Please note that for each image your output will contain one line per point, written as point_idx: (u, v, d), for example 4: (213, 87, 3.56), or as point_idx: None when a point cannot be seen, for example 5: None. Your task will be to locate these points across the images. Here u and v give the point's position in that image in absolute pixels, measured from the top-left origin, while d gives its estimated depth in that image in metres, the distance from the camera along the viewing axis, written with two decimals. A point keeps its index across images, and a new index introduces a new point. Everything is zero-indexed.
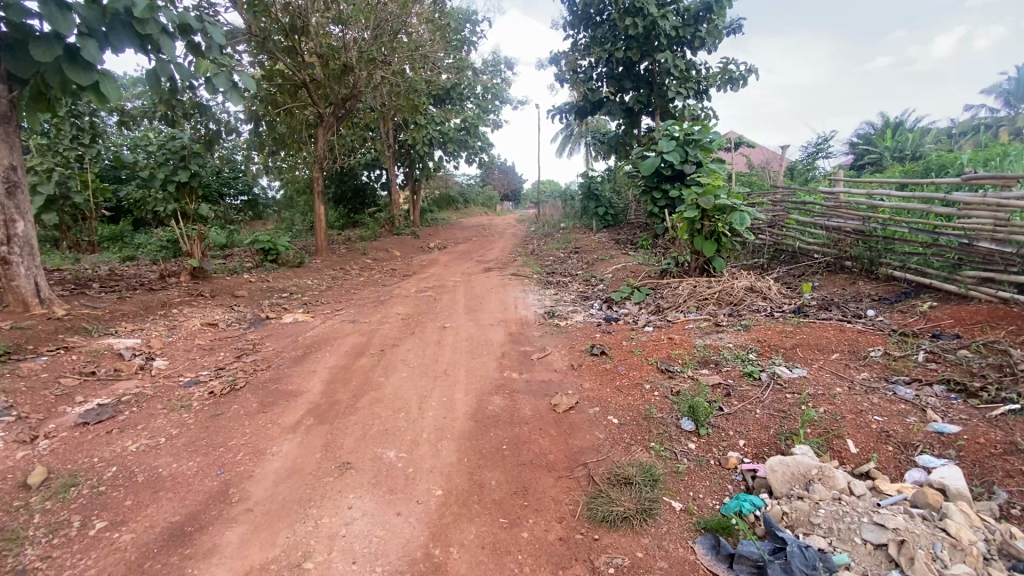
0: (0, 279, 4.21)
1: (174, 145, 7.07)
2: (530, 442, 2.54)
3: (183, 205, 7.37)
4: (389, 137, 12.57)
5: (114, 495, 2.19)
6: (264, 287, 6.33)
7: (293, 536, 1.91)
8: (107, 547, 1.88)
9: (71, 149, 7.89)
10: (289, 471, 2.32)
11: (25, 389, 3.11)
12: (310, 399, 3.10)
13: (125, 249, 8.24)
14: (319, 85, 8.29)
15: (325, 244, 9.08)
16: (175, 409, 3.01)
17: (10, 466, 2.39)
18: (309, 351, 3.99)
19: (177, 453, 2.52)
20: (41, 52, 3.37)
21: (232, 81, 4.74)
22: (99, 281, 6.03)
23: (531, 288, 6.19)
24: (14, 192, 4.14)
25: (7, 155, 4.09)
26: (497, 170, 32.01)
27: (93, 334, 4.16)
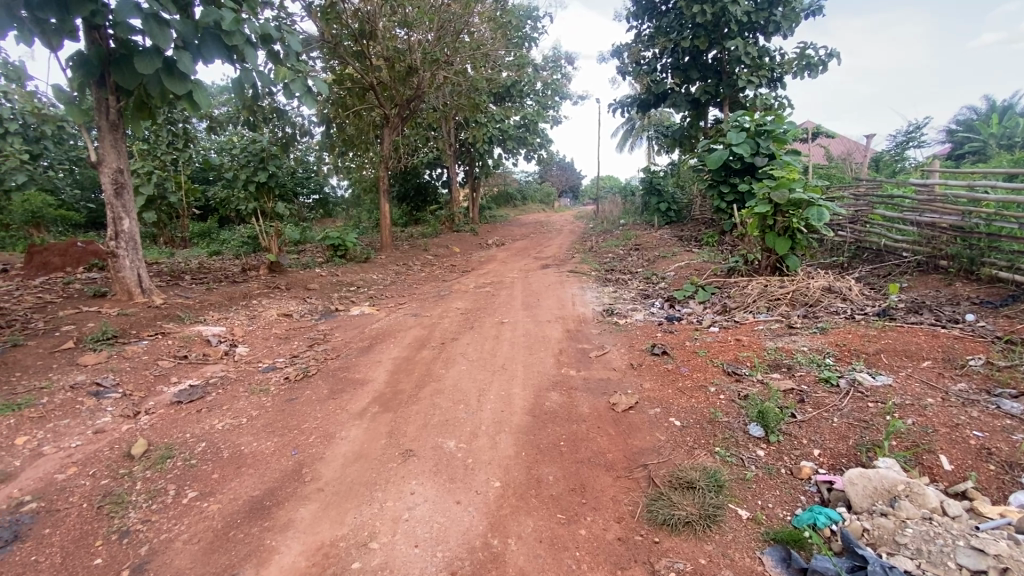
0: (110, 271, 4.74)
1: (254, 147, 7.58)
2: (588, 440, 2.51)
3: (262, 204, 7.90)
4: (451, 136, 12.85)
5: (203, 468, 2.39)
6: (335, 281, 6.67)
7: (360, 516, 2.01)
8: (197, 515, 2.06)
9: (167, 154, 8.71)
10: (356, 455, 2.44)
11: (130, 369, 3.50)
12: (376, 388, 3.24)
13: (211, 244, 8.98)
14: (386, 87, 8.62)
15: (389, 240, 9.44)
16: (255, 392, 3.25)
17: (118, 438, 2.68)
18: (375, 342, 4.17)
19: (257, 433, 2.71)
20: (144, 64, 3.75)
21: (307, 87, 5.07)
22: (190, 274, 6.59)
23: (590, 285, 6.12)
24: (121, 192, 4.62)
25: (116, 160, 4.57)
26: (555, 166, 31.86)
27: (185, 321, 4.58)
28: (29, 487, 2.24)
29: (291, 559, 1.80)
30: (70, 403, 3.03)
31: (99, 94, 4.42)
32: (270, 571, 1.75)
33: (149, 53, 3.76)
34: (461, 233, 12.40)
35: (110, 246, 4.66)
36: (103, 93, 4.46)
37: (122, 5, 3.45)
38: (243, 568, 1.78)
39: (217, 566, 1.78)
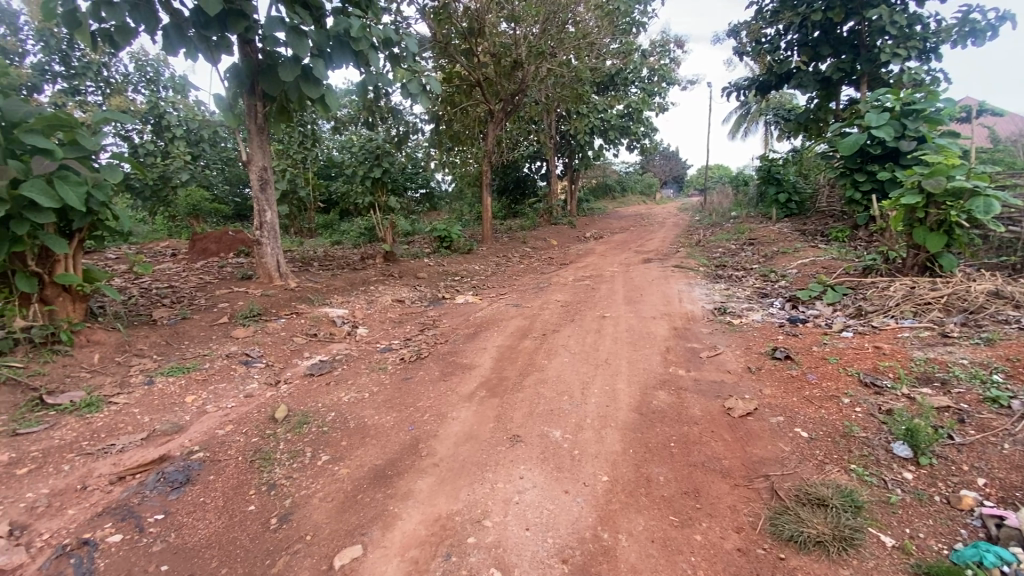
0: (255, 257, 5.41)
1: (371, 145, 8.18)
2: (701, 444, 2.39)
3: (377, 197, 8.52)
4: (552, 128, 12.84)
5: (334, 435, 2.65)
6: (441, 271, 7.01)
7: (473, 494, 2.10)
8: (330, 477, 2.29)
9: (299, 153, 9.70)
10: (466, 436, 2.55)
11: (272, 343, 3.98)
12: (481, 373, 3.36)
13: (334, 234, 9.87)
14: (491, 82, 8.82)
15: (491, 232, 9.70)
16: (374, 370, 3.53)
17: (264, 402, 3.07)
18: (480, 330, 4.32)
19: (377, 407, 2.95)
20: (287, 72, 4.21)
21: (422, 86, 5.38)
22: (318, 261, 7.31)
23: (698, 281, 5.80)
24: (266, 187, 5.24)
25: (262, 159, 5.19)
26: (658, 156, 30.53)
27: (314, 302, 5.09)
28: (197, 438, 2.65)
29: (413, 527, 1.93)
30: (226, 369, 3.53)
31: (250, 101, 5.04)
32: (394, 535, 1.90)
33: (291, 62, 4.22)
34: (560, 226, 12.38)
35: (256, 235, 5.31)
36: (252, 99, 5.07)
37: (271, 20, 3.89)
38: (370, 529, 1.94)
39: (349, 524, 1.97)
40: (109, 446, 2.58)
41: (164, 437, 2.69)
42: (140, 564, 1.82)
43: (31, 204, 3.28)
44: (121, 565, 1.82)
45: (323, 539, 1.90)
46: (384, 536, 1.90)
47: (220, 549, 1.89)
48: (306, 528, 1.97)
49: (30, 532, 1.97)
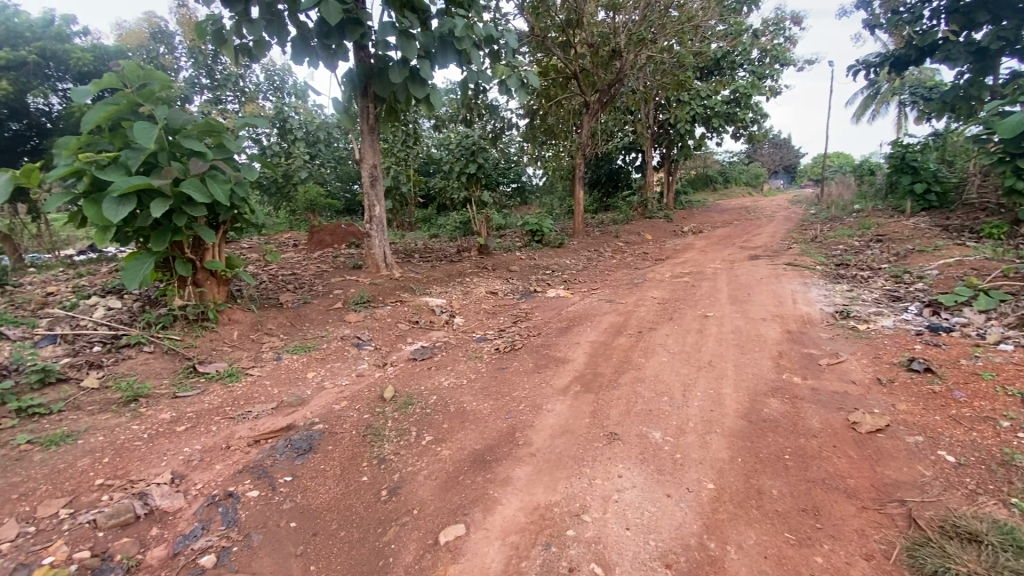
0: (365, 248, 5.84)
1: (468, 141, 8.45)
2: (820, 459, 2.19)
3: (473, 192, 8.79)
4: (650, 118, 12.32)
5: (436, 417, 2.79)
6: (533, 264, 7.07)
7: (571, 487, 2.11)
8: (434, 457, 2.41)
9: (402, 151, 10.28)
10: (562, 429, 2.56)
11: (380, 329, 4.28)
12: (576, 367, 3.35)
13: (432, 227, 10.34)
14: (588, 74, 8.68)
15: (582, 226, 9.59)
16: (471, 358, 3.65)
17: (373, 381, 3.32)
18: (574, 324, 4.30)
19: (475, 393, 3.06)
20: (397, 74, 4.47)
21: (520, 81, 5.44)
22: (418, 253, 7.72)
23: (815, 281, 5.27)
24: (375, 184, 5.62)
25: (372, 157, 5.57)
26: (767, 144, 28.15)
27: (416, 292, 5.38)
28: (318, 411, 2.92)
29: (512, 512, 1.99)
30: (341, 350, 3.86)
31: (363, 104, 5.42)
32: (495, 518, 1.96)
33: (401, 64, 4.47)
34: (655, 220, 11.91)
35: (366, 227, 5.72)
36: (365, 101, 5.44)
37: (384, 26, 4.15)
38: (472, 510, 2.02)
39: (452, 503, 2.07)
40: (247, 412, 2.94)
41: (291, 408, 3.01)
42: (273, 518, 2.05)
43: (189, 200, 3.80)
44: (259, 516, 2.06)
45: (429, 514, 2.02)
46: (486, 518, 1.97)
47: (338, 513, 2.07)
48: (413, 502, 2.09)
49: (187, 480, 2.29)
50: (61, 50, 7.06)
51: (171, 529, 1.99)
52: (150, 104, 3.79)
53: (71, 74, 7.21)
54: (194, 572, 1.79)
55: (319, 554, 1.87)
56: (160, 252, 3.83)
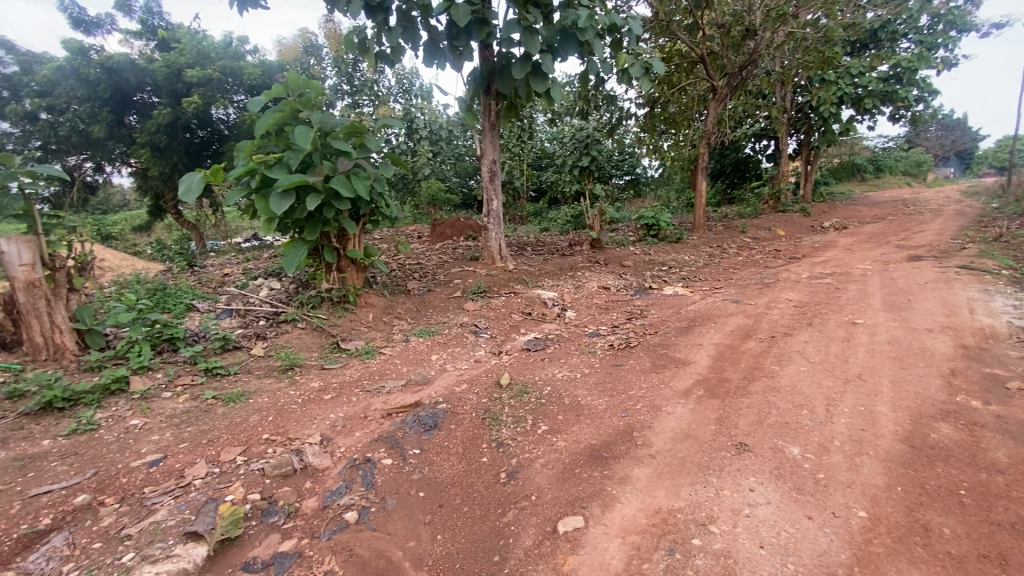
0: (482, 240, 6.07)
1: (581, 134, 8.32)
2: (1009, 500, 1.84)
3: (584, 185, 8.64)
4: (787, 101, 11.14)
5: (551, 408, 2.82)
6: (648, 260, 6.81)
7: (696, 495, 2.01)
8: (550, 447, 2.44)
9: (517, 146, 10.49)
10: (685, 434, 2.44)
11: (496, 318, 4.43)
12: (698, 370, 3.17)
13: (544, 221, 10.43)
14: (716, 57, 8.10)
15: (703, 221, 9.03)
16: (585, 353, 3.63)
17: (490, 368, 3.44)
18: (694, 325, 4.06)
19: (590, 388, 3.03)
20: (519, 70, 4.56)
21: (644, 68, 5.24)
22: (531, 246, 7.85)
23: (1000, 288, 4.41)
24: (494, 178, 5.80)
25: (492, 152, 5.75)
26: (934, 125, 24.00)
27: (529, 284, 5.47)
28: (440, 391, 3.10)
29: (632, 512, 1.95)
30: (460, 337, 4.07)
31: (486, 101, 5.62)
32: (614, 515, 1.94)
33: (523, 60, 4.56)
34: (788, 214, 10.79)
35: (484, 221, 5.93)
36: (488, 99, 5.64)
37: (509, 23, 4.24)
38: (590, 504, 2.02)
39: (570, 495, 2.08)
40: (380, 387, 3.23)
41: (417, 387, 3.25)
42: (404, 486, 2.22)
43: (336, 195, 4.25)
44: (393, 482, 2.24)
45: (547, 502, 2.05)
46: (605, 514, 1.96)
47: (461, 489, 2.20)
48: (530, 488, 2.15)
49: (333, 443, 2.57)
50: (237, 66, 8.26)
51: (321, 484, 2.25)
52: (307, 110, 4.28)
53: (244, 87, 8.49)
54: (340, 525, 2.00)
55: (446, 525, 2.00)
56: (312, 241, 4.34)
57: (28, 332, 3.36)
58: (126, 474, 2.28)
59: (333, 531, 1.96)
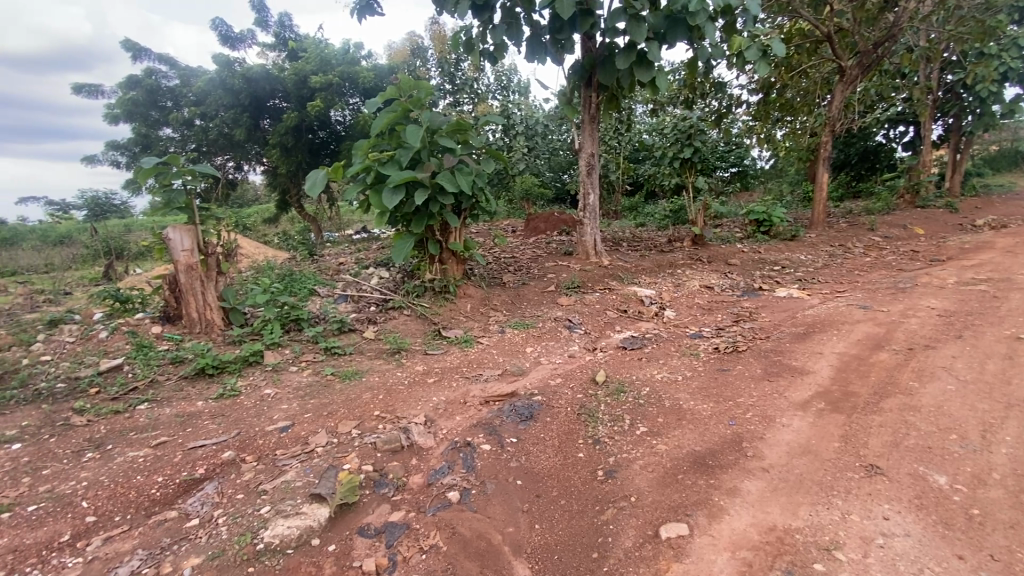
0: (577, 235, 6.00)
1: (683, 125, 7.66)
2: None
3: (684, 179, 8.08)
4: (931, 81, 9.71)
5: (651, 409, 2.72)
6: (757, 258, 6.32)
7: (816, 516, 1.84)
8: (650, 449, 2.37)
9: None
10: (802, 449, 2.24)
11: (591, 314, 4.38)
12: (818, 381, 2.89)
13: (641, 215, 10.08)
14: (845, 34, 7.27)
15: (823, 217, 8.18)
16: (687, 354, 3.46)
17: (586, 364, 3.41)
18: (812, 332, 3.70)
19: (693, 392, 2.89)
20: (623, 60, 4.43)
21: (762, 51, 4.84)
22: (628, 241, 7.63)
23: None
24: (591, 172, 5.72)
25: (590, 145, 5.66)
26: None
27: (625, 281, 5.33)
28: (536, 384, 3.13)
29: (743, 526, 1.84)
30: (555, 331, 4.08)
31: (587, 93, 5.55)
32: (722, 527, 1.84)
33: (627, 49, 4.42)
34: (929, 209, 9.43)
35: (580, 215, 5.86)
36: (589, 91, 5.55)
37: (614, 13, 4.13)
38: (695, 512, 1.93)
39: (672, 500, 2.01)
40: (479, 375, 3.34)
41: (513, 377, 3.31)
42: (503, 473, 2.28)
43: (441, 190, 4.44)
44: (492, 468, 2.31)
45: (647, 505, 2.00)
46: (711, 525, 1.86)
47: (558, 482, 2.21)
48: (629, 489, 2.10)
49: (436, 425, 2.70)
50: (354, 72, 8.94)
51: (426, 462, 2.38)
52: (417, 109, 4.52)
53: (359, 90, 9.15)
54: (443, 503, 2.11)
55: (544, 515, 2.03)
56: (418, 234, 4.59)
57: (186, 308, 3.92)
58: (262, 436, 2.59)
59: (437, 508, 2.07)
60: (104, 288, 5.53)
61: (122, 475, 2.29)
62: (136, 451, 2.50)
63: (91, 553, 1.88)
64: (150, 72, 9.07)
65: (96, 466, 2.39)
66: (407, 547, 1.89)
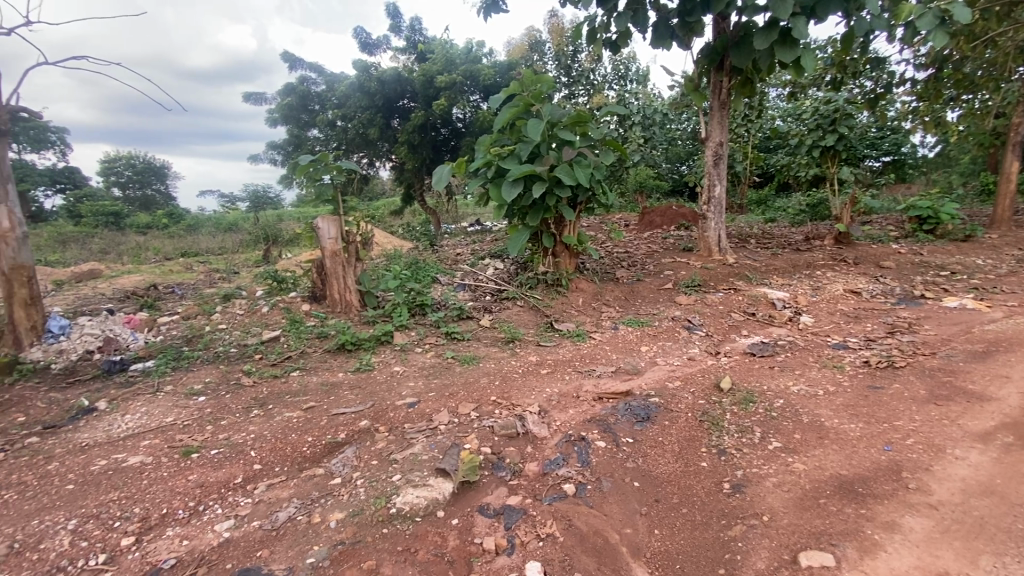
0: (699, 230, 5.64)
1: (827, 109, 6.83)
2: None
3: (825, 170, 7.22)
4: None
5: (784, 424, 2.49)
6: (918, 262, 5.45)
7: (1004, 571, 1.56)
8: (783, 466, 2.18)
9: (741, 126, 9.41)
10: (983, 490, 1.90)
11: (712, 315, 4.11)
12: (1004, 411, 2.42)
13: (770, 210, 9.21)
14: None
15: (1009, 214, 6.81)
16: (828, 367, 3.10)
17: (708, 368, 3.20)
18: (993, 351, 3.10)
19: (836, 409, 2.58)
20: (762, 40, 4.04)
21: (941, 18, 4.12)
22: (755, 238, 7.01)
23: None
24: (718, 163, 5.33)
25: (719, 134, 5.29)
26: None
27: (752, 281, 4.91)
28: (652, 384, 3.01)
29: (904, 567, 1.61)
30: (673, 331, 3.90)
31: (717, 78, 5.20)
32: (877, 564, 1.63)
33: (767, 28, 4.03)
34: None
35: (703, 209, 5.51)
36: (719, 76, 5.19)
37: None
38: (842, 543, 1.73)
39: (813, 526, 1.82)
40: (592, 370, 3.30)
41: (628, 375, 3.22)
42: (619, 472, 2.23)
43: (559, 182, 4.45)
44: (608, 466, 2.27)
45: (782, 528, 1.84)
46: (863, 560, 1.66)
47: (680, 488, 2.11)
48: (761, 506, 1.95)
49: (550, 416, 2.72)
50: (476, 70, 9.29)
51: (542, 452, 2.41)
52: (539, 103, 4.56)
53: (480, 88, 9.48)
54: (559, 494, 2.13)
55: (664, 521, 1.96)
56: (533, 226, 4.65)
57: (330, 290, 4.40)
58: (392, 409, 2.82)
59: (553, 498, 2.10)
60: (262, 269, 6.40)
61: (280, 432, 2.64)
62: (291, 412, 2.87)
63: (258, 496, 2.19)
64: (303, 79, 10.23)
65: (261, 421, 2.79)
66: (524, 532, 1.93)
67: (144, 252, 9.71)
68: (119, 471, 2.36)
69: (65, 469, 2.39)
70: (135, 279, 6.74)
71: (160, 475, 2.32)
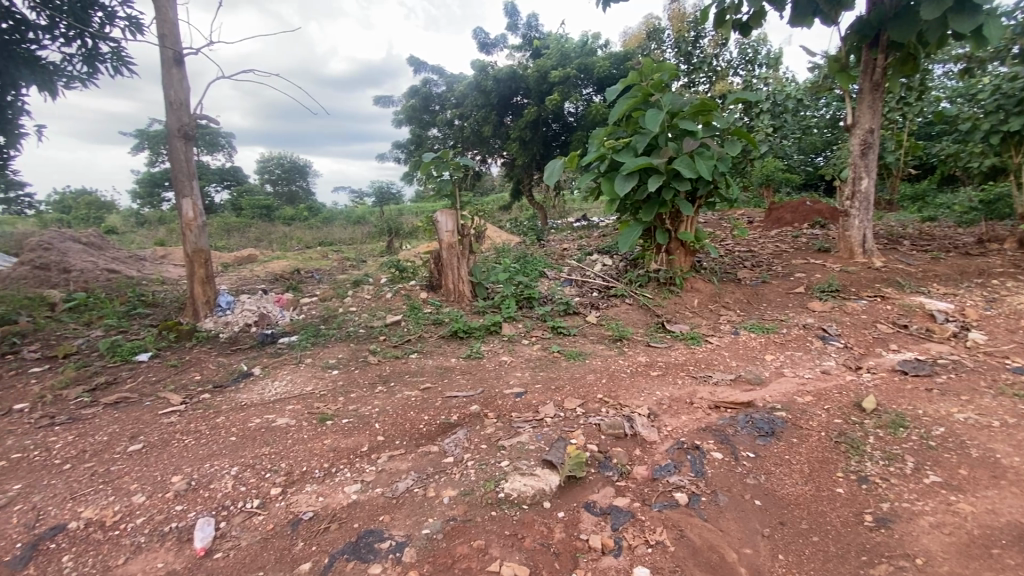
0: (839, 228, 5.02)
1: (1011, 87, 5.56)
2: None
3: (1007, 160, 6.02)
4: None
5: (946, 456, 2.13)
6: None
7: None
8: (943, 505, 1.87)
9: (894, 110, 8.18)
10: None
11: (851, 325, 3.66)
12: None
13: (929, 207, 7.93)
14: None
15: None
16: (1007, 395, 2.59)
17: (846, 384, 2.85)
18: None
19: (1018, 447, 2.15)
20: (930, 9, 3.43)
21: None
22: (910, 239, 6.07)
23: None
24: (867, 152, 4.69)
25: (869, 120, 4.64)
26: None
27: (905, 289, 4.26)
28: (777, 397, 2.75)
29: None
30: (803, 340, 3.53)
31: (869, 56, 4.55)
32: None
33: None
34: None
35: (845, 205, 4.89)
36: (873, 53, 4.54)
37: None
38: None
39: None
40: (707, 376, 3.11)
41: (748, 385, 2.97)
42: (737, 487, 2.08)
43: (677, 175, 4.23)
44: (725, 479, 2.13)
45: None
46: None
47: (810, 514, 1.91)
48: (914, 548, 1.69)
49: (660, 420, 2.61)
50: (590, 63, 9.15)
51: (651, 456, 2.32)
52: (659, 93, 4.37)
53: (593, 81, 9.33)
54: (669, 502, 2.04)
55: (790, 547, 1.79)
56: (647, 222, 4.48)
57: (445, 280, 4.64)
58: (501, 398, 2.90)
59: (663, 505, 2.02)
60: (386, 259, 6.95)
61: (400, 409, 2.86)
62: (410, 391, 3.09)
63: (381, 465, 2.39)
64: (426, 81, 10.88)
65: (384, 397, 3.03)
66: (632, 536, 1.88)
67: (290, 240, 11.04)
68: (269, 430, 2.71)
69: (229, 423, 2.82)
70: (281, 265, 7.69)
71: (302, 437, 2.62)
